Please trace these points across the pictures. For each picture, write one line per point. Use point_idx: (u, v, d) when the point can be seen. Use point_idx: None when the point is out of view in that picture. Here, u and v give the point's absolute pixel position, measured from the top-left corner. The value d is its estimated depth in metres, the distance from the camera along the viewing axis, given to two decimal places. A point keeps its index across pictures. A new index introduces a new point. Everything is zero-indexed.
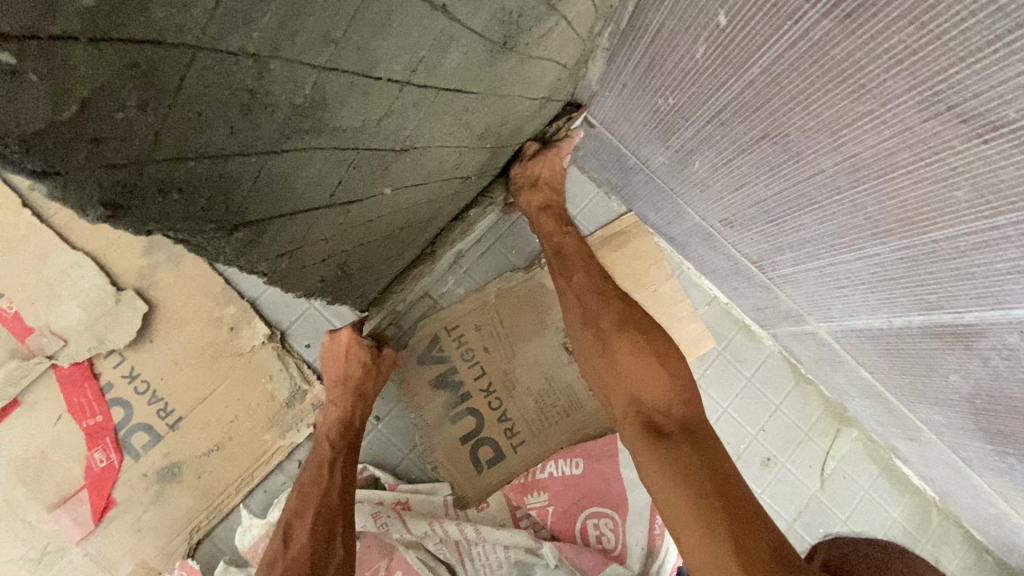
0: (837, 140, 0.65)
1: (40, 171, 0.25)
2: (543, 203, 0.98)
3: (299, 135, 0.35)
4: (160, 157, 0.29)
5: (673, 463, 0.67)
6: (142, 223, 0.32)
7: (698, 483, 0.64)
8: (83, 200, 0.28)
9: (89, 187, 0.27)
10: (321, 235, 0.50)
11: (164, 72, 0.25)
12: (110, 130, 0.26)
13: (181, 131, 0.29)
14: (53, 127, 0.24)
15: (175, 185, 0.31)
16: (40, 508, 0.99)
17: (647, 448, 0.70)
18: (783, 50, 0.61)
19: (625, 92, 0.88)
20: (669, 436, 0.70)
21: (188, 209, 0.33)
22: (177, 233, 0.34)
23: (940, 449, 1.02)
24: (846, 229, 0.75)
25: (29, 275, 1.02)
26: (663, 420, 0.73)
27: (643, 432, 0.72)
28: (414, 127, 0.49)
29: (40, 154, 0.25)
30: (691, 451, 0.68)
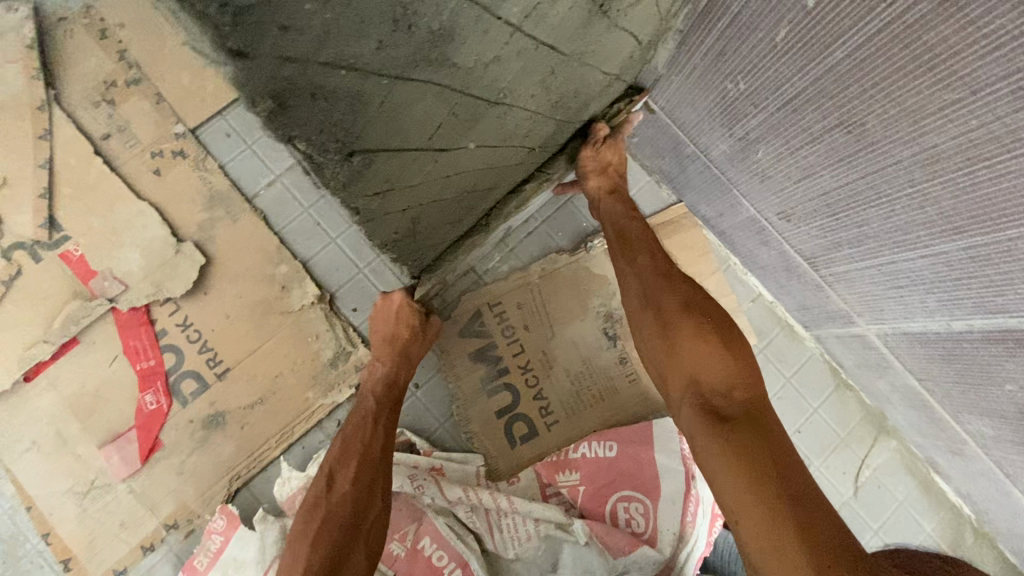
0: (918, 129, 0.64)
1: (235, 50, 0.28)
2: (610, 189, 1.03)
3: (423, 64, 0.36)
4: (321, 59, 0.31)
5: (736, 447, 0.67)
6: (285, 126, 0.34)
7: (760, 467, 0.65)
8: (254, 88, 0.30)
9: (262, 76, 0.30)
10: (410, 181, 0.51)
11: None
12: (295, 20, 0.28)
13: (344, 34, 0.30)
14: (259, 4, 0.26)
15: (323, 93, 0.33)
16: (91, 444, 1.03)
17: (707, 432, 0.71)
18: (872, 33, 0.60)
19: (693, 76, 0.87)
20: (732, 418, 0.71)
21: (326, 118, 0.35)
22: (309, 145, 0.36)
23: (984, 464, 0.99)
24: (913, 225, 0.74)
25: (98, 220, 1.07)
26: (725, 403, 0.73)
27: (702, 415, 0.72)
28: (510, 80, 0.50)
29: (240, 31, 0.27)
30: (754, 435, 0.68)
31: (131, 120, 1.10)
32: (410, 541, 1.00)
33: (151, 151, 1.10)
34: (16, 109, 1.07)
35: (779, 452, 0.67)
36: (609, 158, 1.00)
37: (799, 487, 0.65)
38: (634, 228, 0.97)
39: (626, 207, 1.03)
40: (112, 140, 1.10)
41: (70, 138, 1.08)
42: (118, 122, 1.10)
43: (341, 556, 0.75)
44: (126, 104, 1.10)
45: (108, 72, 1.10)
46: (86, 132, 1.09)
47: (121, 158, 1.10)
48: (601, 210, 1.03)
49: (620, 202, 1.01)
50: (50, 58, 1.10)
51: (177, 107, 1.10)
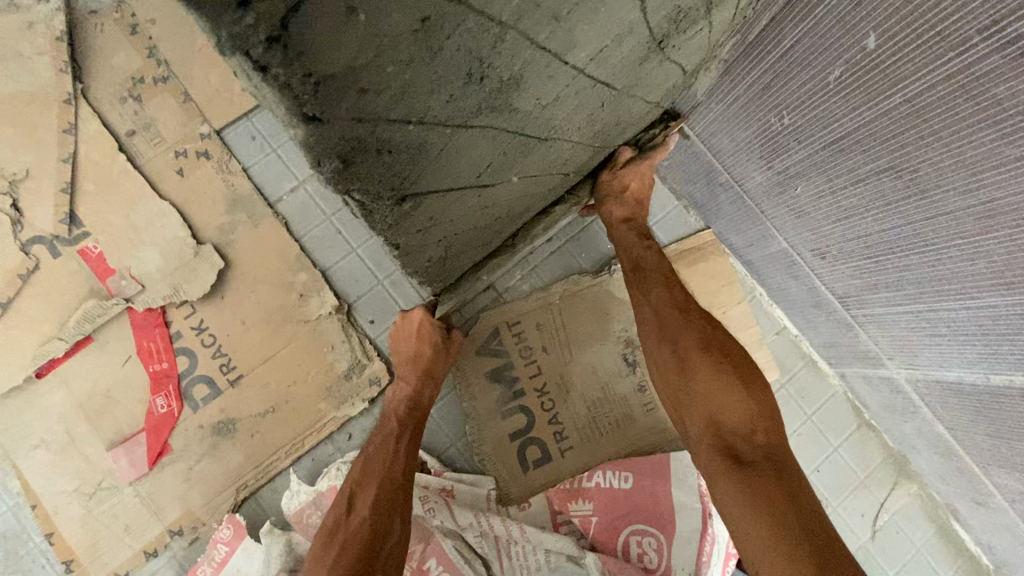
0: (975, 182, 0.61)
1: (313, 115, 0.27)
2: (624, 218, 0.98)
3: (488, 112, 0.35)
4: (392, 117, 0.30)
5: (762, 496, 0.66)
6: (348, 180, 0.33)
7: (780, 513, 0.65)
8: (322, 150, 0.30)
9: (335, 138, 0.29)
10: (452, 216, 0.50)
11: (441, 27, 0.28)
12: (374, 82, 0.28)
13: (420, 91, 0.30)
14: (342, 71, 0.26)
15: (388, 146, 0.32)
16: (99, 444, 1.02)
17: (731, 475, 0.69)
18: (935, 82, 0.58)
19: (734, 107, 0.85)
20: (752, 464, 0.70)
21: (388, 168, 0.34)
22: (366, 197, 0.35)
23: (1010, 518, 0.96)
24: (960, 276, 0.72)
25: (120, 219, 1.06)
26: (745, 445, 0.72)
27: (722, 457, 0.72)
28: (563, 118, 0.48)
29: (322, 95, 0.27)
30: (775, 483, 0.68)
31: (158, 118, 1.09)
32: (416, 562, 0.98)
33: (175, 150, 1.09)
34: (43, 102, 1.06)
35: (800, 497, 0.67)
36: (630, 181, 0.96)
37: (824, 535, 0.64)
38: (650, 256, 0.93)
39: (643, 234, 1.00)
40: (137, 137, 1.08)
41: (95, 133, 1.07)
42: (144, 119, 1.09)
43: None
44: (153, 101, 1.09)
45: (137, 68, 1.09)
46: (111, 127, 1.08)
47: (145, 156, 1.09)
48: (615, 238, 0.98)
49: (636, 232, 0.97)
50: (80, 51, 1.08)
51: (204, 107, 1.09)
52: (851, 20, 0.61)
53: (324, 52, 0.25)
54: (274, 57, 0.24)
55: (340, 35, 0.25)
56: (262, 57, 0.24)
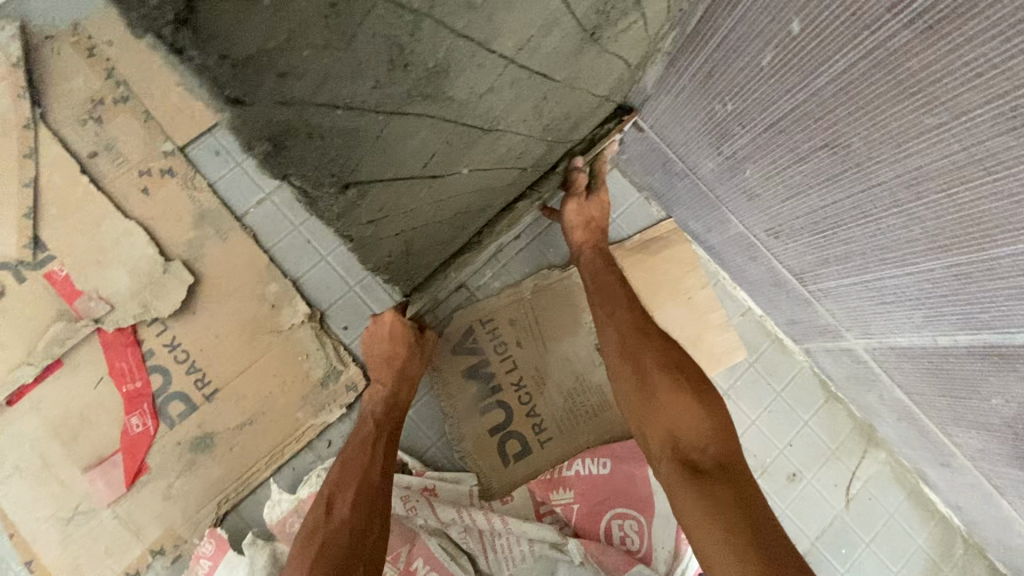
0: (902, 151, 0.65)
1: (234, 97, 0.28)
2: (592, 243, 1.04)
3: (420, 98, 0.38)
4: (318, 101, 0.32)
5: (713, 501, 0.67)
6: (283, 164, 0.35)
7: (732, 518, 0.66)
8: (251, 134, 0.31)
9: (261, 120, 0.30)
10: (404, 207, 0.52)
11: (352, 13, 0.28)
12: (293, 66, 0.29)
13: (342, 77, 0.31)
14: (259, 53, 0.27)
15: (319, 131, 0.34)
16: (74, 468, 1.01)
17: (684, 483, 0.71)
18: (856, 60, 0.61)
19: (681, 96, 0.89)
20: (707, 474, 0.71)
21: (324, 153, 0.36)
22: (306, 181, 0.37)
23: (972, 475, 1.00)
24: (899, 243, 0.76)
25: (85, 240, 1.06)
26: (700, 457, 0.73)
27: (678, 468, 0.73)
28: (503, 108, 0.50)
29: (239, 79, 0.28)
30: (728, 491, 0.69)
31: (119, 138, 1.09)
32: (403, 563, 0.99)
33: (139, 169, 1.09)
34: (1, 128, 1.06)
35: (752, 505, 0.68)
36: (592, 211, 1.04)
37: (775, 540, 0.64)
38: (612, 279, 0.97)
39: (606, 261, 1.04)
40: (99, 158, 1.08)
41: (56, 156, 1.07)
42: (105, 140, 1.09)
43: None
44: (114, 122, 1.09)
45: (96, 90, 1.09)
46: (72, 150, 1.08)
47: (108, 177, 1.09)
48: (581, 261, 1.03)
49: (600, 256, 1.02)
50: (36, 75, 1.08)
51: (166, 125, 1.10)
52: (776, 6, 0.65)
53: (235, 36, 0.26)
54: (184, 37, 0.25)
55: (249, 18, 0.25)
56: (172, 36, 0.25)
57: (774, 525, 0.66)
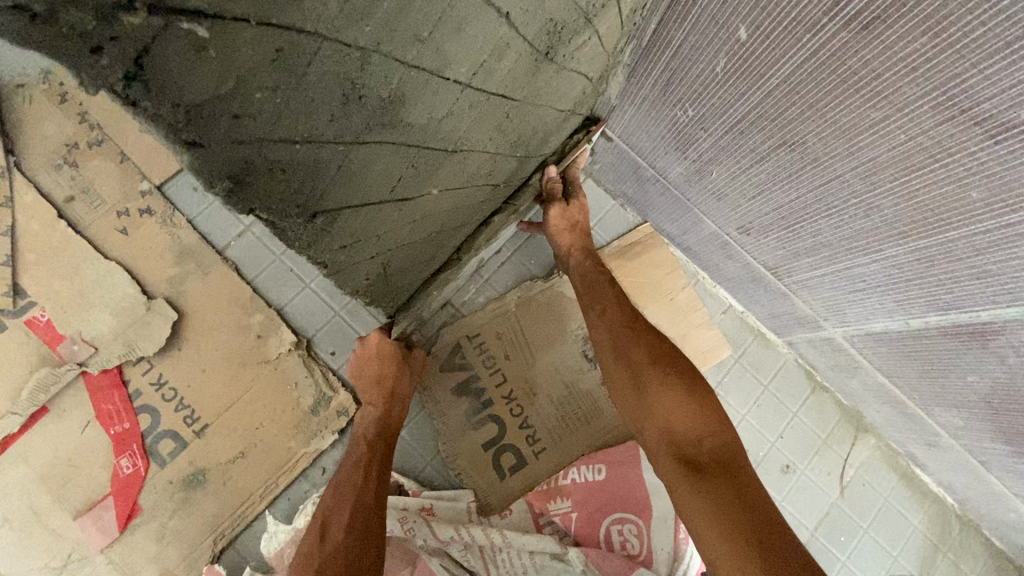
0: (855, 144, 0.68)
1: (191, 140, 0.30)
2: (581, 245, 1.05)
3: (378, 128, 0.39)
4: (275, 137, 0.33)
5: (710, 497, 0.68)
6: (247, 200, 0.36)
7: (732, 512, 0.66)
8: (211, 172, 0.32)
9: (220, 158, 0.32)
10: (376, 231, 0.53)
11: (298, 55, 0.30)
12: (245, 108, 0.30)
13: (297, 112, 0.33)
14: (210, 100, 0.29)
15: (280, 166, 0.35)
16: (65, 516, 1.00)
17: (684, 481, 0.71)
18: (802, 61, 0.64)
19: (645, 105, 0.91)
20: (702, 469, 0.71)
21: (287, 186, 0.37)
22: (273, 214, 0.38)
23: (959, 453, 1.03)
24: (863, 232, 0.78)
25: (66, 285, 1.06)
26: (696, 451, 0.74)
27: (676, 465, 0.74)
28: (465, 129, 0.52)
29: (193, 122, 0.29)
30: (723, 484, 0.69)
31: (95, 181, 1.10)
32: None
33: (117, 210, 1.10)
34: None
35: (750, 498, 0.68)
36: (575, 215, 1.05)
37: (773, 534, 0.65)
38: (602, 281, 0.98)
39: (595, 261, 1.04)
40: (76, 202, 1.09)
41: (32, 203, 1.07)
42: (82, 184, 1.10)
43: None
44: (89, 165, 1.10)
45: (69, 134, 1.10)
46: (48, 196, 1.09)
47: (86, 220, 1.09)
48: (570, 265, 1.04)
49: (588, 258, 1.02)
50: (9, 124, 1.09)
51: (143, 165, 1.11)
52: (722, 15, 0.68)
53: (186, 86, 0.27)
54: (137, 91, 0.26)
55: (198, 67, 0.27)
56: (126, 91, 0.26)
57: (774, 517, 0.67)
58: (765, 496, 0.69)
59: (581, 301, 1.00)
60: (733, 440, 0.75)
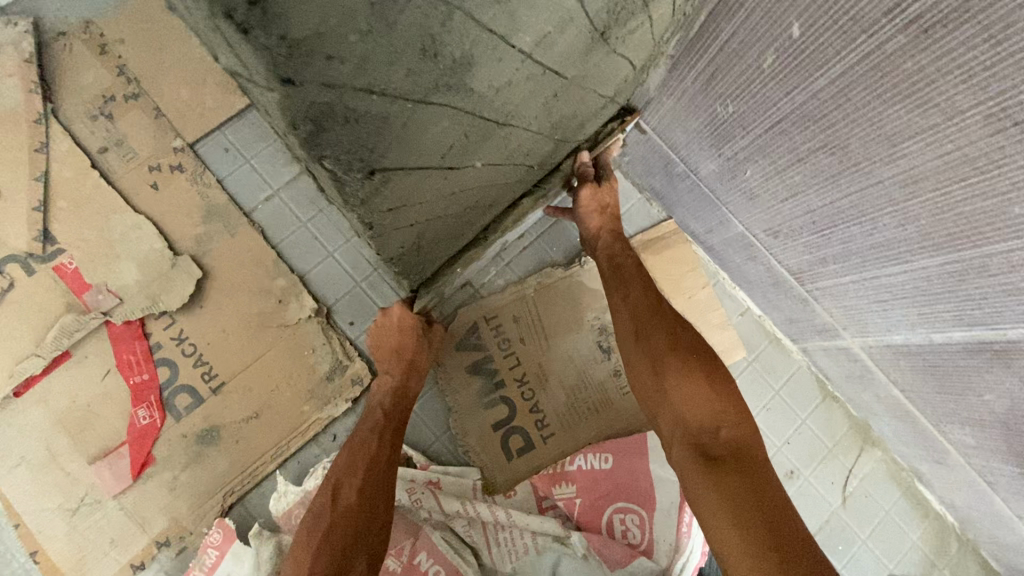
0: (898, 151, 0.68)
1: (284, 78, 0.30)
2: (610, 231, 1.04)
3: (444, 89, 0.40)
4: (357, 86, 0.34)
5: (721, 490, 0.69)
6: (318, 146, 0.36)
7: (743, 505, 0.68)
8: (296, 111, 0.33)
9: (306, 101, 0.32)
10: (421, 197, 0.54)
11: (393, 3, 0.30)
12: (337, 51, 0.31)
13: (380, 63, 0.33)
14: (309, 36, 0.29)
15: (355, 116, 0.36)
16: (81, 460, 1.02)
17: (696, 470, 0.73)
18: (853, 63, 0.64)
19: (684, 98, 0.91)
20: (717, 459, 0.72)
21: (356, 137, 0.38)
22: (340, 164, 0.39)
23: (966, 473, 1.02)
24: (895, 242, 0.78)
25: (95, 235, 1.07)
26: (711, 441, 0.74)
27: (690, 453, 0.74)
28: (518, 102, 0.52)
29: (290, 58, 0.29)
30: (738, 477, 0.70)
31: (130, 134, 1.11)
32: (406, 557, 1.00)
33: (149, 165, 1.11)
34: (13, 121, 1.07)
35: (764, 491, 0.69)
36: (605, 198, 1.03)
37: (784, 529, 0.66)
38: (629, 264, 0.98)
39: (625, 245, 1.03)
40: (109, 153, 1.10)
41: (67, 151, 1.09)
42: (116, 136, 1.11)
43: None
44: (125, 118, 1.11)
45: (106, 86, 1.11)
46: (83, 145, 1.10)
47: (118, 172, 1.10)
48: (599, 247, 1.04)
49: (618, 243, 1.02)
50: (48, 71, 1.10)
51: (177, 122, 1.12)
52: (776, 11, 0.67)
53: (293, 19, 0.28)
54: (253, 17, 0.27)
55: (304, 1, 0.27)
56: (243, 17, 0.27)
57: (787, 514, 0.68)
58: (779, 489, 0.70)
59: (607, 283, 0.99)
60: (750, 431, 0.76)
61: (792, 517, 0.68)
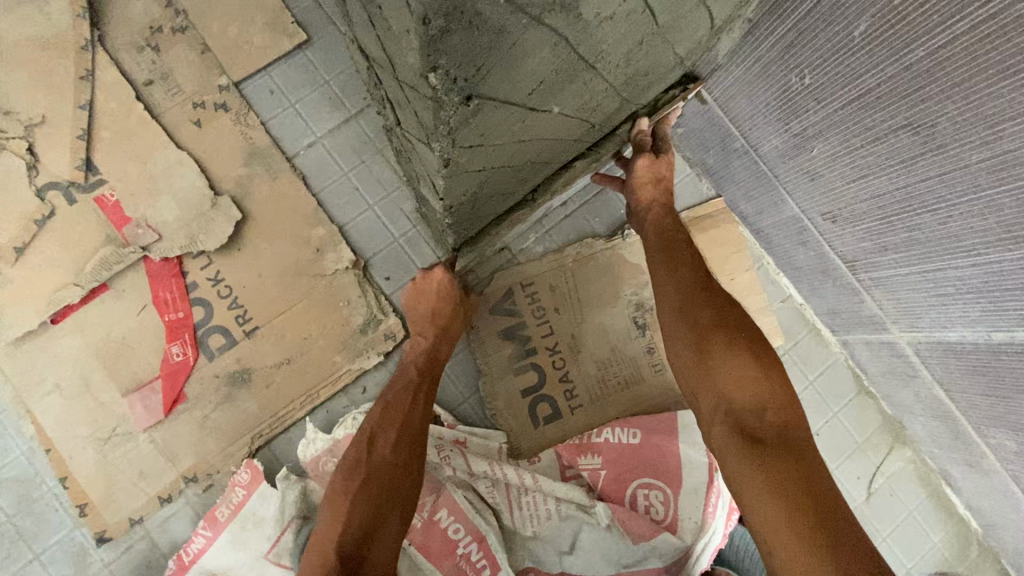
0: (993, 134, 0.64)
1: None
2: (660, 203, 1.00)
3: (558, 9, 0.37)
4: None
5: (769, 474, 0.67)
6: (434, 54, 0.33)
7: (791, 490, 0.66)
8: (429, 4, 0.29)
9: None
10: (498, 138, 0.51)
11: None
12: None
13: None
14: None
15: (477, 24, 0.33)
16: (115, 391, 1.03)
17: (740, 453, 0.71)
18: (960, 33, 0.60)
19: (756, 67, 0.87)
20: (763, 442, 0.70)
21: (471, 47, 0.34)
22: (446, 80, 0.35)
23: (1001, 479, 1.00)
24: (969, 232, 0.74)
25: (137, 169, 1.06)
26: (757, 423, 0.72)
27: (734, 435, 0.72)
28: (609, 44, 0.50)
29: None
30: (786, 460, 0.69)
31: (176, 69, 1.09)
32: (428, 512, 1.00)
33: (193, 101, 1.09)
34: (60, 46, 1.06)
35: (812, 476, 0.68)
36: (660, 168, 0.99)
37: (834, 518, 0.65)
38: (675, 238, 0.94)
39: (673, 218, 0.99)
40: (154, 87, 1.08)
41: (112, 81, 1.07)
42: (161, 69, 1.09)
43: (374, 533, 0.79)
44: (171, 52, 1.09)
45: (155, 18, 1.09)
46: (128, 76, 1.08)
47: (162, 107, 1.08)
48: (647, 220, 0.99)
49: (667, 215, 0.98)
50: None
51: (224, 60, 1.09)
52: None
53: None
54: None
55: None
56: None
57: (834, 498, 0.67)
58: (825, 474, 0.69)
59: (650, 256, 0.95)
60: (798, 415, 0.73)
61: (838, 501, 0.67)
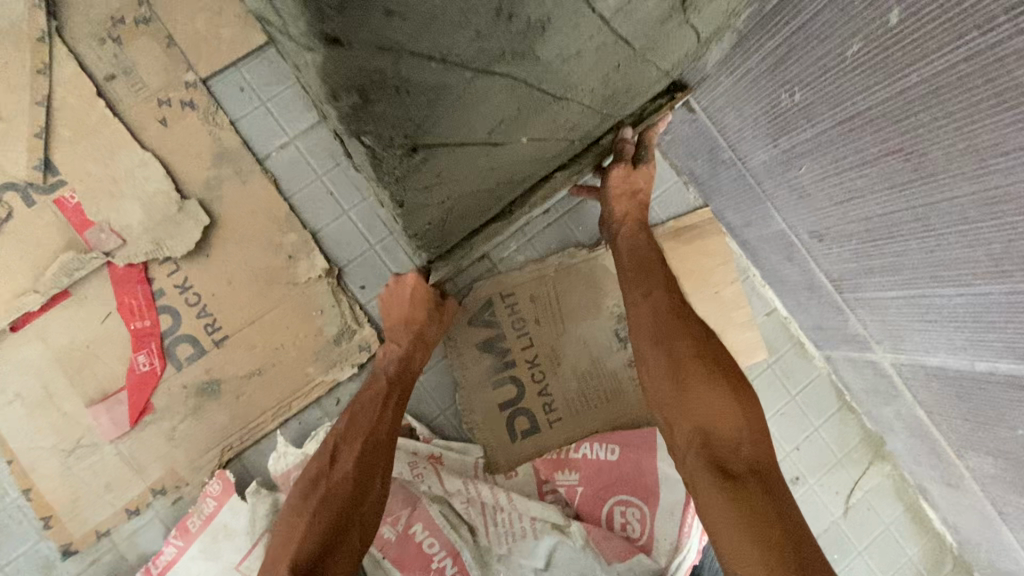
0: (984, 167, 0.61)
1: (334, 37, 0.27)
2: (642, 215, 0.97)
3: (509, 57, 0.37)
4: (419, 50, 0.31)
5: (738, 508, 0.66)
6: (363, 122, 0.33)
7: (765, 532, 0.65)
8: (341, 80, 0.30)
9: (354, 67, 0.29)
10: (459, 174, 0.48)
11: None
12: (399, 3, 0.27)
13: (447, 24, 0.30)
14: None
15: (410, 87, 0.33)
16: (79, 402, 1.00)
17: (714, 487, 0.69)
18: (955, 61, 0.56)
19: (745, 79, 0.83)
20: (739, 478, 0.69)
21: (405, 111, 0.34)
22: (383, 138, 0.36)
23: (976, 500, 0.99)
24: (956, 262, 0.72)
25: (99, 170, 1.01)
26: (732, 459, 0.71)
27: (709, 470, 0.71)
28: (579, 74, 0.47)
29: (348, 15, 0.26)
30: (760, 497, 0.67)
31: (140, 63, 1.03)
32: (402, 526, 0.99)
33: (158, 98, 1.04)
34: (14, 38, 1.00)
35: (786, 514, 0.67)
36: (635, 183, 0.96)
37: (808, 561, 0.63)
38: (651, 256, 0.92)
39: (649, 234, 0.96)
40: (116, 82, 1.03)
41: (70, 76, 1.01)
42: (124, 63, 1.03)
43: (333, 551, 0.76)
44: (135, 45, 1.03)
45: (117, 8, 1.03)
46: (88, 70, 1.02)
47: (124, 104, 1.03)
48: (623, 233, 0.96)
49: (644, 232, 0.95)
50: None
51: (190, 54, 1.04)
52: None
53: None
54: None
55: None
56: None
57: (803, 531, 0.66)
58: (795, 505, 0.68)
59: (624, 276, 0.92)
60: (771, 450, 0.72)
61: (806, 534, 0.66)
